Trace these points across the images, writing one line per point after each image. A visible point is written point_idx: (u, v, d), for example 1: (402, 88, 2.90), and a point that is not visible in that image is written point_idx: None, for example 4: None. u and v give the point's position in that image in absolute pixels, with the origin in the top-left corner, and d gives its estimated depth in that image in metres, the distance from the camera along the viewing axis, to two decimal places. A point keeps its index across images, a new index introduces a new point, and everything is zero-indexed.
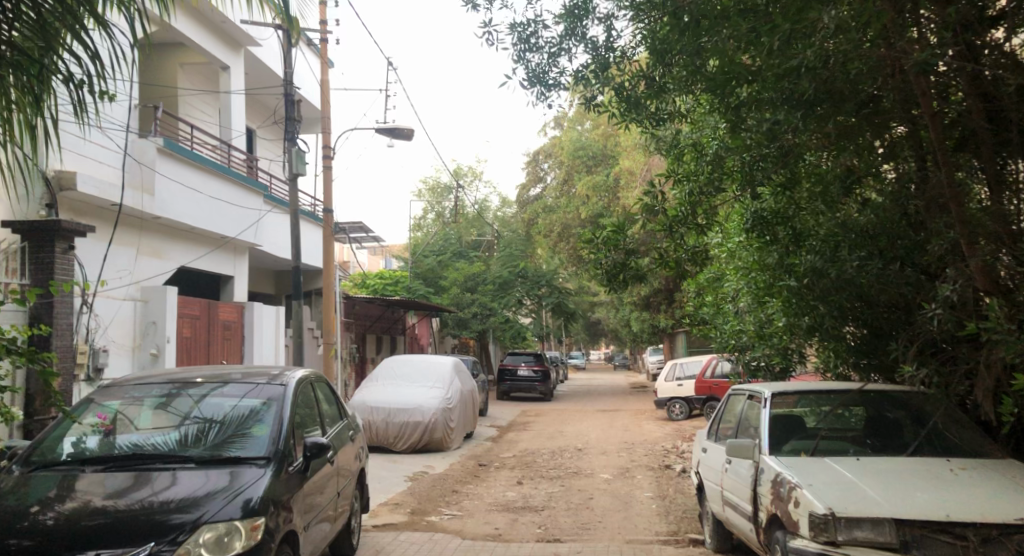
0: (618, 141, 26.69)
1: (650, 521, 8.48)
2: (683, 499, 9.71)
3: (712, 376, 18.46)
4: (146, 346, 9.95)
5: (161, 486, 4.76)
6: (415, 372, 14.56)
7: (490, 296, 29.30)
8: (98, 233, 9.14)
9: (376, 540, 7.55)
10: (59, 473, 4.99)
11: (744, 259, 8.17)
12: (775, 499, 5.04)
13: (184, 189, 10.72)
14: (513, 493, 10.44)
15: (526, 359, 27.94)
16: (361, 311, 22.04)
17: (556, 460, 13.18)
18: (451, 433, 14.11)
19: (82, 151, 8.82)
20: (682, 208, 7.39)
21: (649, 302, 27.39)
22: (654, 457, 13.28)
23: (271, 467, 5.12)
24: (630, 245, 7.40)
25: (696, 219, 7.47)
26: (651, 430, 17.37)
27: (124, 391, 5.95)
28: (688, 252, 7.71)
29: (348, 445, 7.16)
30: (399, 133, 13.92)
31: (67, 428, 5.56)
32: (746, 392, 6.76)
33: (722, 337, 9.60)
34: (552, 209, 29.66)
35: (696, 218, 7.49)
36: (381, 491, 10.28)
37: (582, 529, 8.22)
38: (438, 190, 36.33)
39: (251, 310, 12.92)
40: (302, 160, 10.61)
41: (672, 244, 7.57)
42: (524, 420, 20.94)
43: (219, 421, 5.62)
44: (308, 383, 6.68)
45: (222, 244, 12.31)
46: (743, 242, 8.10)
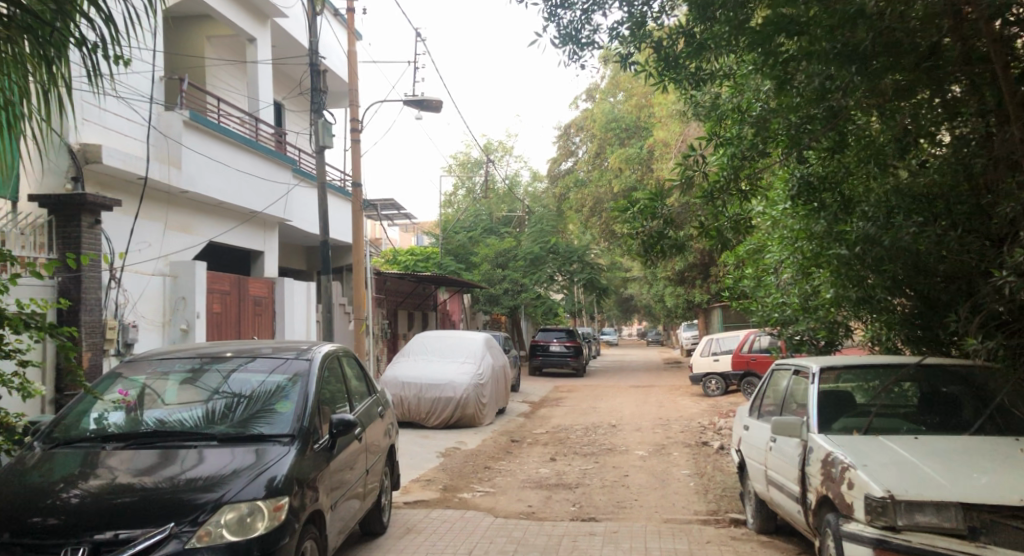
0: (652, 112, 26.08)
1: (689, 500, 8.20)
2: (722, 477, 9.42)
3: (750, 351, 18.03)
4: (176, 321, 9.92)
5: (184, 464, 4.62)
6: (447, 348, 14.43)
7: (522, 271, 29.07)
8: (124, 207, 9.07)
9: (407, 517, 7.41)
10: (84, 449, 4.89)
11: (788, 228, 7.74)
12: (826, 480, 4.73)
13: (211, 162, 10.61)
14: (546, 470, 10.24)
15: (559, 335, 27.71)
16: (392, 287, 21.95)
17: (590, 436, 12.95)
18: (483, 409, 13.95)
19: (106, 124, 8.75)
20: (725, 171, 6.99)
21: (684, 277, 26.91)
22: (690, 434, 12.99)
23: (296, 445, 4.96)
24: (669, 215, 7.00)
25: (740, 185, 7.09)
26: (687, 406, 17.07)
27: (149, 365, 5.84)
28: (731, 219, 7.16)
29: (377, 421, 6.99)
30: (427, 104, 13.64)
31: (91, 404, 5.44)
32: (792, 366, 6.41)
33: (763, 310, 9.20)
34: (584, 183, 29.22)
35: (739, 184, 7.10)
36: (412, 467, 10.16)
37: (619, 507, 7.97)
38: (468, 165, 36.10)
39: (282, 286, 12.86)
40: (329, 132, 10.41)
41: (713, 213, 7.13)
42: (557, 396, 20.75)
43: (245, 396, 5.48)
44: (335, 357, 6.52)
45: (250, 219, 12.21)
46: (789, 209, 7.59)
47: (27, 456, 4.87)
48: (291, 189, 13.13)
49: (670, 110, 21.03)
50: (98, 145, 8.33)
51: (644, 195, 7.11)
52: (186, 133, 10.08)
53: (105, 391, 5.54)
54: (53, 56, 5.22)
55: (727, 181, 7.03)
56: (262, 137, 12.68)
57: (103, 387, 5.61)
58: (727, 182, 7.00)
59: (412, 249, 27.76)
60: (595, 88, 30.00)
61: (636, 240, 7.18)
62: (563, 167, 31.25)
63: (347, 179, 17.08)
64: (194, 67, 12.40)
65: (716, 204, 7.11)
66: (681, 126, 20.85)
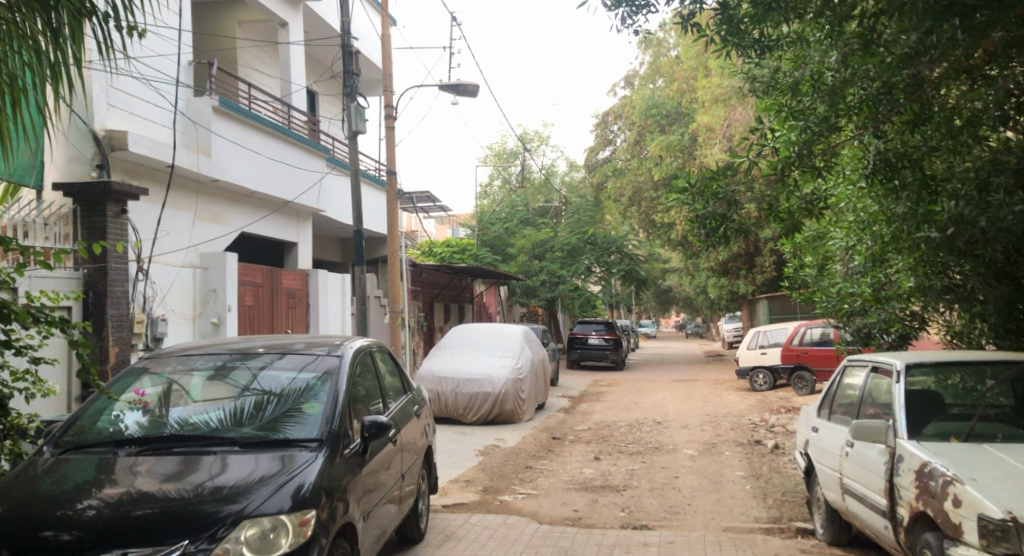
0: (694, 97, 25.28)
1: (747, 506, 7.61)
2: (781, 479, 8.80)
3: (801, 344, 17.13)
4: (207, 314, 9.63)
5: (204, 473, 4.22)
6: (485, 342, 13.98)
7: (559, 263, 28.48)
8: (151, 195, 8.78)
9: (446, 523, 6.94)
10: (98, 455, 4.51)
11: (865, 210, 7.03)
12: (923, 495, 4.11)
13: (241, 150, 10.27)
14: (591, 470, 9.72)
15: (597, 328, 27.07)
16: (428, 279, 21.59)
17: (635, 434, 12.39)
18: (523, 404, 13.46)
19: (132, 109, 8.47)
20: (797, 146, 6.52)
21: (728, 267, 26.13)
22: (741, 432, 12.34)
23: (324, 451, 4.52)
24: (729, 195, 6.68)
25: (813, 159, 6.60)
26: (734, 401, 16.43)
27: (169, 362, 5.45)
28: (805, 199, 6.72)
29: (413, 421, 6.54)
30: (463, 88, 13.14)
31: (105, 405, 5.07)
32: (869, 363, 5.77)
33: (829, 300, 8.46)
34: (622, 171, 28.49)
35: (811, 159, 6.63)
36: (450, 466, 9.73)
37: (672, 513, 7.41)
38: (504, 155, 35.61)
39: (316, 277, 12.53)
40: (362, 116, 9.96)
41: (781, 189, 6.66)
42: (597, 390, 20.18)
43: (272, 396, 5.06)
44: (368, 353, 6.07)
45: (283, 208, 11.87)
46: (867, 188, 6.88)
47: (37, 462, 4.51)
48: (323, 177, 12.77)
49: (715, 93, 20.23)
50: (124, 131, 8.03)
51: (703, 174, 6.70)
52: (216, 120, 9.76)
53: (121, 392, 5.16)
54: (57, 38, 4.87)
55: (792, 161, 6.56)
56: (295, 125, 12.32)
57: (121, 386, 5.23)
58: (807, 157, 6.53)
59: (448, 241, 27.31)
60: (633, 74, 29.27)
61: (695, 222, 6.85)
62: (601, 156, 30.52)
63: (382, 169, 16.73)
64: (226, 51, 12.15)
65: (785, 180, 6.70)
66: (726, 110, 20.07)
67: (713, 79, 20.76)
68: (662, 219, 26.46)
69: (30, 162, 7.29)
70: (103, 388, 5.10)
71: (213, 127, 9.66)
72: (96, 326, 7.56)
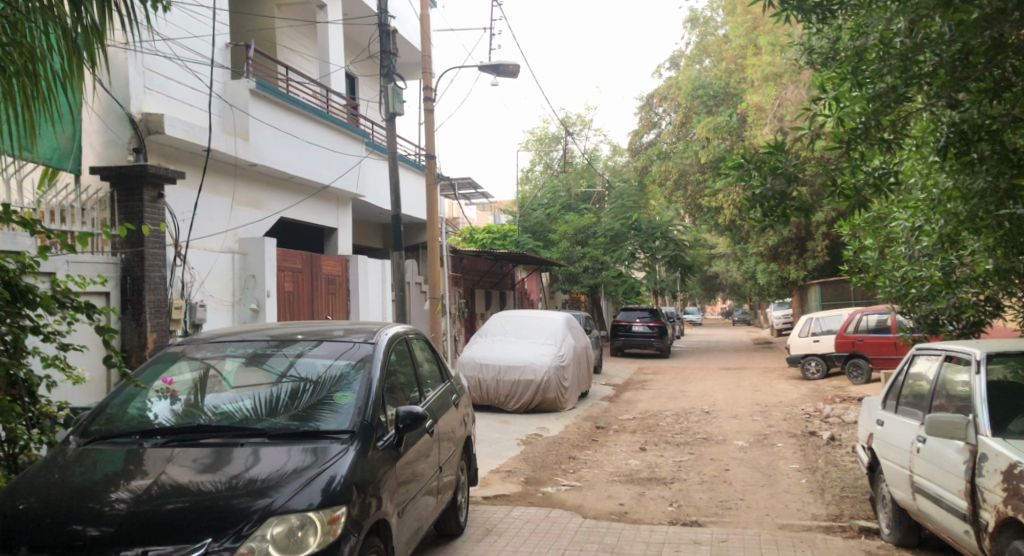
0: (743, 77, 24.49)
1: (804, 502, 7.19)
2: (839, 473, 8.34)
3: (856, 331, 16.43)
4: (246, 300, 9.57)
5: (233, 466, 4.03)
6: (527, 329, 13.71)
7: (603, 249, 27.94)
8: (188, 179, 8.70)
9: (487, 516, 6.70)
10: (125, 446, 4.35)
11: (941, 184, 6.44)
12: (1013, 499, 3.69)
13: (279, 134, 10.16)
14: (636, 462, 9.38)
15: (641, 315, 26.54)
16: (469, 265, 21.39)
17: (682, 423, 12.00)
18: (566, 392, 13.16)
19: (169, 93, 8.43)
20: (864, 117, 5.98)
21: (778, 252, 25.37)
22: (794, 422, 11.85)
23: (356, 443, 4.30)
24: (788, 169, 6.27)
25: (881, 132, 6.19)
26: (785, 390, 15.87)
27: (199, 348, 5.28)
28: (872, 174, 6.41)
29: (452, 411, 6.29)
30: (504, 69, 12.80)
31: (131, 393, 4.92)
32: (941, 352, 5.30)
33: (894, 284, 7.93)
34: (668, 155, 27.81)
35: (881, 132, 6.19)
36: (492, 455, 9.49)
37: (724, 509, 7.04)
38: (546, 140, 35.22)
39: (356, 262, 12.40)
40: (399, 97, 9.72)
41: (849, 164, 6.20)
42: (641, 378, 19.77)
43: (306, 384, 4.86)
44: (404, 339, 5.84)
45: (320, 193, 11.73)
46: (939, 163, 6.35)
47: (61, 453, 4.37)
48: (362, 161, 12.60)
49: (766, 72, 19.48)
50: (160, 114, 7.95)
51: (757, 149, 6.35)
52: (254, 103, 9.67)
53: (150, 380, 5.01)
54: (79, 39, 4.81)
55: (854, 137, 6.02)
56: (333, 109, 12.19)
57: (150, 374, 5.08)
58: (875, 129, 5.98)
59: (490, 227, 27.02)
60: (679, 55, 28.55)
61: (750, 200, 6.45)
62: (646, 140, 29.83)
63: (422, 153, 16.53)
64: (264, 31, 12.09)
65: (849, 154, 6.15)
66: (777, 89, 19.35)
67: (763, 56, 20.01)
68: (709, 203, 25.77)
69: (66, 146, 7.26)
70: (131, 377, 4.96)
71: (250, 111, 9.58)
72: (134, 312, 7.51)
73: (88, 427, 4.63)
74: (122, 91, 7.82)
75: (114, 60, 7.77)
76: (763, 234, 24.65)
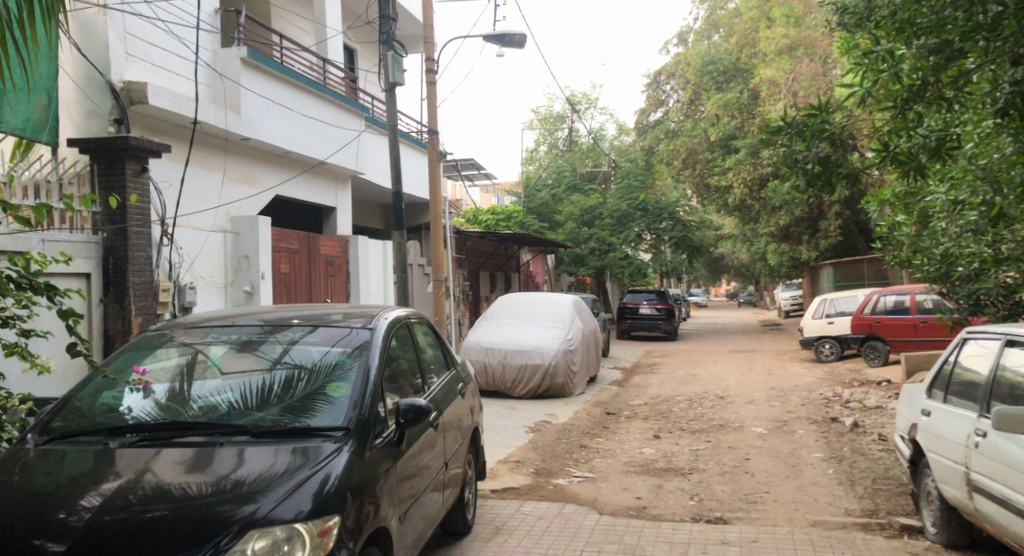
0: (754, 52, 23.86)
1: (834, 495, 6.70)
2: (868, 463, 7.83)
3: (873, 313, 15.85)
4: (240, 282, 9.10)
5: (215, 467, 3.56)
6: (534, 311, 13.26)
7: (609, 230, 27.33)
8: (173, 153, 8.21)
9: (496, 512, 6.25)
10: (89, 446, 3.87)
11: (998, 150, 6.45)
12: None
13: (272, 106, 9.65)
14: (651, 451, 8.91)
15: (648, 297, 26.08)
16: (473, 246, 20.86)
17: (696, 409, 11.54)
18: (574, 377, 12.70)
19: (154, 60, 7.98)
20: (922, 72, 6.23)
21: (789, 232, 24.76)
22: (814, 407, 11.37)
23: (351, 441, 3.82)
24: (833, 135, 6.72)
25: (942, 89, 6.32)
26: (799, 374, 15.41)
27: (178, 335, 4.77)
28: (926, 138, 6.64)
29: (458, 400, 5.81)
30: (510, 39, 12.21)
31: (99, 385, 4.44)
32: (1000, 336, 4.80)
33: (933, 263, 7.59)
34: (676, 133, 27.24)
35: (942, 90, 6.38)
36: (499, 444, 9.05)
37: (750, 504, 6.56)
38: (551, 120, 34.54)
39: (356, 242, 11.91)
40: (400, 66, 9.15)
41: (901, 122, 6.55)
42: (650, 362, 19.32)
43: (299, 374, 4.37)
44: (405, 324, 5.33)
45: (317, 168, 11.20)
46: (1000, 126, 6.29)
47: (16, 455, 3.89)
48: (361, 136, 12.06)
49: (779, 45, 18.85)
50: (143, 83, 7.47)
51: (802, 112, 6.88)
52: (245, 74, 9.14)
53: (121, 371, 4.51)
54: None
55: (906, 98, 6.35)
56: (331, 82, 11.65)
57: (120, 364, 4.58)
58: (933, 87, 6.25)
59: (494, 207, 26.41)
60: (687, 31, 27.82)
61: (794, 164, 6.87)
62: (652, 118, 29.04)
63: (424, 130, 15.98)
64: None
65: (904, 117, 6.47)
66: (791, 63, 18.77)
67: (777, 28, 19.36)
68: (719, 182, 25.21)
69: (42, 117, 6.77)
70: (99, 368, 4.47)
71: (241, 81, 9.06)
72: (118, 294, 7.06)
73: (47, 424, 4.16)
74: (101, 59, 7.34)
75: (92, 24, 7.32)
76: (775, 213, 24.05)
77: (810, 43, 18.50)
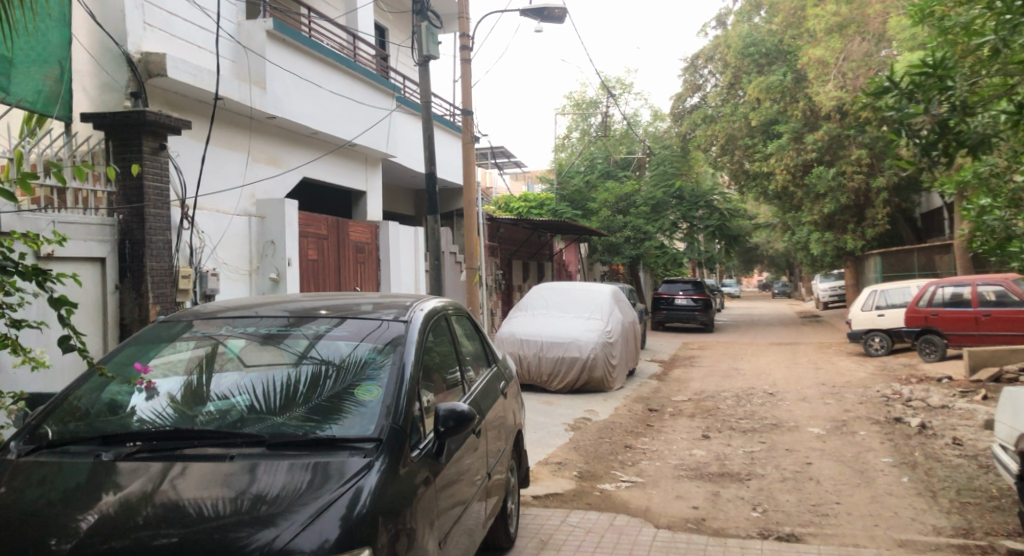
0: (797, 33, 22.92)
1: (917, 509, 6.00)
2: (946, 471, 7.09)
3: (930, 305, 14.93)
4: (265, 270, 8.65)
5: (227, 483, 3.04)
6: (571, 302, 12.65)
7: (644, 218, 26.47)
8: (192, 130, 7.75)
9: (540, 523, 5.69)
10: (78, 459, 3.33)
11: None
12: None
13: (298, 82, 9.16)
14: (702, 452, 8.28)
15: (684, 287, 25.28)
16: (505, 234, 20.25)
17: (745, 407, 10.87)
18: (613, 371, 12.07)
19: (173, 30, 7.57)
20: None
21: (833, 221, 23.71)
22: (873, 406, 10.62)
23: (382, 454, 3.27)
24: (958, 95, 5.92)
25: None
26: (850, 369, 14.61)
27: (187, 326, 4.22)
28: None
29: (500, 401, 5.23)
30: (549, 13, 11.55)
31: (97, 384, 3.92)
32: None
33: None
34: (714, 118, 26.40)
35: None
36: (538, 444, 8.48)
37: (821, 517, 5.90)
38: (583, 105, 33.73)
39: (386, 228, 11.39)
40: (434, 39, 8.59)
41: None
42: (688, 355, 18.59)
43: (326, 370, 3.83)
44: (441, 316, 4.74)
45: (345, 150, 10.67)
46: None
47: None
48: (391, 116, 11.53)
49: (829, 23, 17.99)
50: (162, 54, 7.03)
51: (910, 70, 6.04)
52: (270, 47, 8.67)
53: (120, 370, 3.97)
54: None
55: None
56: (361, 59, 11.13)
57: (120, 362, 4.05)
58: None
59: (525, 194, 25.74)
60: (726, 12, 26.84)
61: (905, 131, 5.99)
62: (689, 103, 28.01)
63: (456, 113, 15.41)
64: None
65: None
66: (842, 41, 17.97)
67: (826, 5, 18.42)
68: (760, 168, 24.29)
69: (54, 89, 6.32)
70: (95, 366, 3.94)
71: (266, 55, 8.60)
72: (134, 281, 6.66)
73: (35, 430, 3.65)
74: (117, 28, 6.93)
75: None
76: (818, 200, 23.03)
77: (862, 21, 17.58)
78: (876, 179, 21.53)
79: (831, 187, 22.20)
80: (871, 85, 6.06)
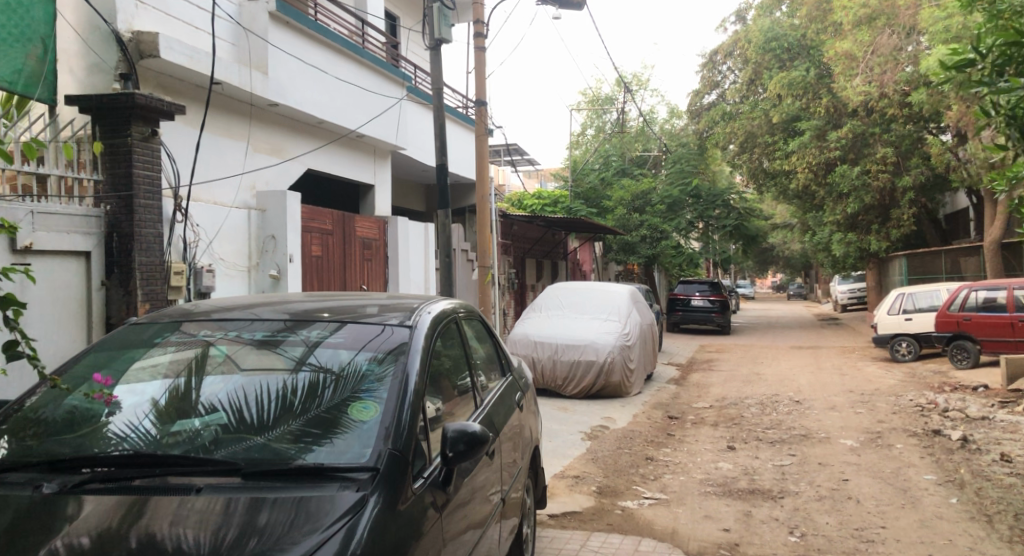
0: (821, 27, 22.25)
1: (973, 536, 5.44)
2: (998, 492, 6.52)
3: (962, 309, 14.30)
4: (265, 266, 8.19)
5: (196, 519, 2.55)
6: (588, 302, 12.13)
7: (661, 216, 25.83)
8: (187, 116, 7.33)
9: (557, 547, 5.16)
10: (20, 488, 2.84)
11: None
12: None
13: (303, 68, 8.75)
14: (729, 466, 7.73)
15: (701, 288, 24.62)
16: (519, 232, 19.75)
17: (771, 415, 10.32)
18: (631, 376, 11.53)
19: (167, 9, 7.23)
20: None
21: (856, 221, 23.02)
22: (908, 416, 10.03)
23: (379, 485, 2.76)
24: None
25: None
26: (877, 375, 14.01)
27: (162, 330, 3.72)
28: None
29: (516, 414, 4.70)
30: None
31: (52, 397, 3.44)
32: None
33: None
34: (733, 116, 25.77)
35: None
36: (553, 454, 7.96)
37: (867, 544, 5.35)
38: (598, 101, 33.18)
39: (394, 223, 10.91)
40: (448, 22, 8.12)
41: None
42: (706, 358, 17.99)
43: (320, 381, 3.32)
44: (451, 320, 4.22)
45: (352, 140, 10.19)
46: None
47: None
48: (401, 106, 11.05)
49: (858, 15, 17.25)
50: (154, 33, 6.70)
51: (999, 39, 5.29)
52: (273, 29, 8.27)
53: (79, 382, 3.48)
54: None
55: None
56: (371, 46, 10.68)
57: (79, 372, 3.56)
58: None
59: (539, 191, 25.15)
60: (747, 7, 26.17)
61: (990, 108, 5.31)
62: (707, 100, 27.35)
63: (469, 106, 14.95)
64: None
65: None
66: (870, 34, 17.33)
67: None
68: (780, 167, 23.65)
69: (36, 69, 5.91)
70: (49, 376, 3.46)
71: (269, 37, 8.20)
72: (122, 277, 6.27)
73: None
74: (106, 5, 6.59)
75: None
76: (841, 200, 22.33)
77: (892, 12, 16.78)
78: (902, 178, 20.79)
79: (854, 186, 21.46)
80: (951, 58, 5.36)
